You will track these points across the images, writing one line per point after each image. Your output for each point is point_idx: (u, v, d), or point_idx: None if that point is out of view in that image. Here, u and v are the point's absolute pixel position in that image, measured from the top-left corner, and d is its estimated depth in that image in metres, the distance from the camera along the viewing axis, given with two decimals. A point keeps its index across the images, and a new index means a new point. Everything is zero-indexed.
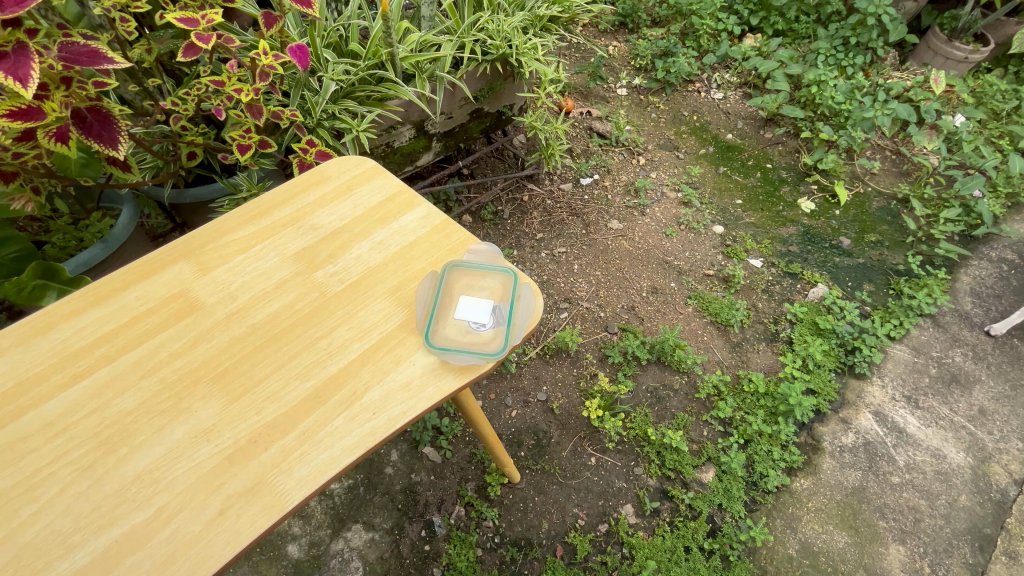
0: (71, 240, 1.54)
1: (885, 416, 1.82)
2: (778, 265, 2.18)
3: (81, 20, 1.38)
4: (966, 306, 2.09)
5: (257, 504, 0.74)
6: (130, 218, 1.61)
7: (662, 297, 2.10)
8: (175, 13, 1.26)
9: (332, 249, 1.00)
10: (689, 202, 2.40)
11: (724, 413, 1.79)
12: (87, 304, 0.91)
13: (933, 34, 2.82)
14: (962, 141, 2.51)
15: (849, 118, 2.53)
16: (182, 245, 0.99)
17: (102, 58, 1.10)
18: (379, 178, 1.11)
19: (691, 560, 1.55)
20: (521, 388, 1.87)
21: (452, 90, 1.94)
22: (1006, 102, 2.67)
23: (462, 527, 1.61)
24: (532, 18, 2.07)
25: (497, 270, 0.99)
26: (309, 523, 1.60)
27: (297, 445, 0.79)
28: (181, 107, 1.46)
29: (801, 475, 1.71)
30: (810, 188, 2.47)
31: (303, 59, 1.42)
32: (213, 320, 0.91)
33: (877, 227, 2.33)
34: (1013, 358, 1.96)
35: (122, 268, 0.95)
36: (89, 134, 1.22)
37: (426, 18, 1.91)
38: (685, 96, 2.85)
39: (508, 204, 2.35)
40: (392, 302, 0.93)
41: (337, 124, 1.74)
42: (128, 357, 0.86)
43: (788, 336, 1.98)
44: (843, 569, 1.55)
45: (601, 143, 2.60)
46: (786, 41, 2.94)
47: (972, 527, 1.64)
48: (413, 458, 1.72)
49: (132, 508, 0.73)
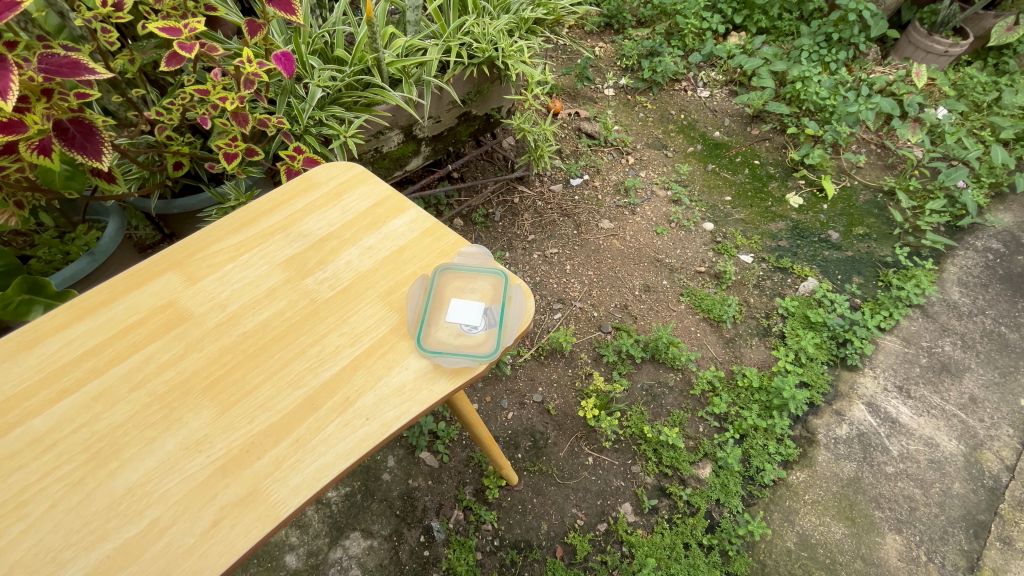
0: (57, 254, 1.53)
1: (878, 407, 1.84)
2: (769, 260, 2.19)
3: (62, 32, 1.36)
4: (953, 296, 2.12)
5: (251, 514, 0.73)
6: (116, 230, 1.58)
7: (654, 295, 2.11)
8: (157, 23, 1.25)
9: (321, 256, 1.00)
10: (679, 200, 2.41)
11: (719, 409, 1.80)
12: (74, 317, 0.90)
13: (913, 28, 2.85)
14: (945, 134, 2.55)
15: (834, 113, 2.57)
16: (170, 255, 0.98)
17: (83, 69, 1.09)
18: (367, 183, 1.11)
19: (691, 556, 1.55)
20: (517, 390, 1.87)
21: (440, 94, 1.94)
22: (986, 94, 2.72)
23: (462, 531, 1.60)
24: (518, 21, 2.08)
25: (487, 272, 0.99)
26: (306, 532, 1.59)
27: (290, 454, 0.78)
28: (166, 117, 1.45)
29: (797, 467, 1.72)
30: (797, 183, 2.50)
31: (288, 66, 1.42)
32: (203, 330, 0.90)
33: (865, 220, 2.35)
34: (1001, 346, 1.99)
35: (109, 280, 0.94)
36: (71, 146, 1.19)
37: (411, 24, 1.92)
38: (672, 95, 2.87)
39: (499, 206, 2.35)
40: (383, 307, 0.93)
41: (324, 130, 1.73)
42: (117, 370, 0.85)
43: (780, 330, 2.00)
44: (841, 560, 1.56)
45: (590, 143, 2.61)
46: (770, 39, 2.97)
47: (966, 514, 1.66)
48: (410, 463, 1.71)
49: (124, 522, 0.72)
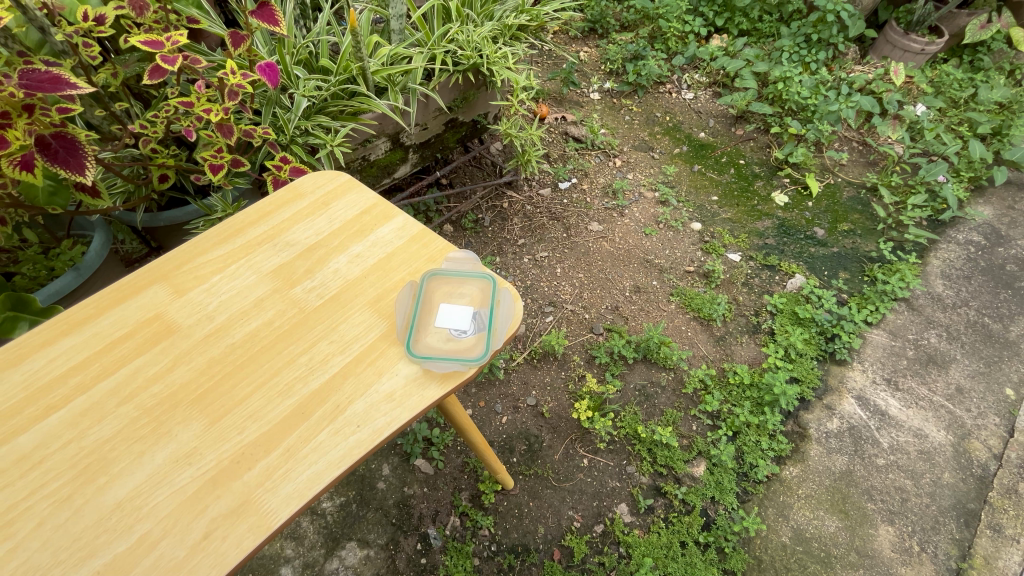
0: (42, 270, 1.51)
1: (867, 400, 1.87)
2: (756, 258, 2.22)
3: (43, 47, 1.35)
4: (937, 289, 2.15)
5: (242, 525, 0.73)
6: (102, 244, 1.56)
7: (645, 296, 2.12)
8: (138, 37, 1.25)
9: (309, 265, 1.00)
10: (666, 201, 2.44)
11: (712, 407, 1.81)
12: (59, 333, 0.89)
13: (890, 27, 2.91)
14: (924, 130, 2.59)
15: (816, 112, 2.60)
16: (156, 267, 0.98)
17: (64, 84, 1.09)
18: (354, 192, 1.11)
19: (689, 554, 1.56)
20: (510, 394, 1.87)
21: (426, 102, 1.96)
22: (963, 90, 2.77)
23: (459, 537, 1.60)
24: (502, 28, 2.09)
25: (476, 277, 1.00)
26: (302, 544, 1.58)
27: (280, 464, 0.78)
28: (150, 130, 1.44)
29: (790, 462, 1.74)
30: (782, 181, 2.53)
31: (272, 76, 1.42)
32: (191, 342, 0.90)
33: (849, 216, 2.39)
34: (985, 336, 2.03)
35: (94, 295, 0.94)
36: (54, 161, 1.19)
37: (396, 32, 1.90)
38: (657, 97, 2.91)
39: (488, 211, 2.36)
40: (372, 314, 0.93)
41: (311, 140, 1.74)
42: (104, 385, 0.85)
43: (769, 327, 2.02)
44: (836, 553, 1.57)
45: (577, 146, 2.63)
46: (751, 40, 3.02)
47: (956, 503, 1.68)
48: (405, 471, 1.71)
49: (112, 538, 0.72)
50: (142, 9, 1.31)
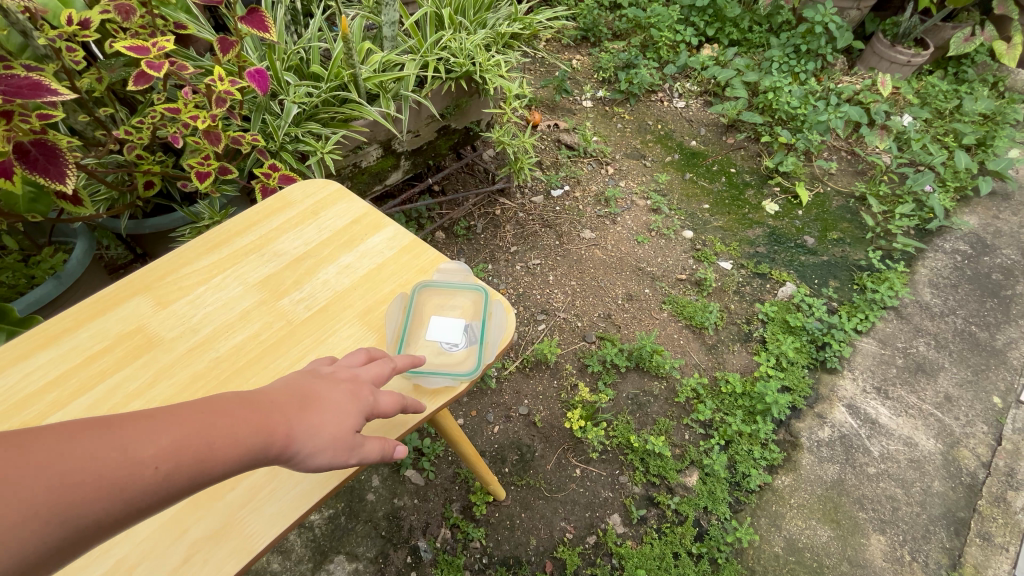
0: (21, 278, 1.48)
1: (858, 408, 1.87)
2: (747, 266, 2.23)
3: (25, 51, 1.33)
4: (925, 297, 2.18)
5: (223, 547, 0.70)
6: (85, 251, 1.53)
7: (637, 304, 2.12)
8: (123, 41, 1.22)
9: (297, 276, 0.98)
10: (658, 209, 2.44)
11: (704, 416, 1.81)
12: (35, 347, 0.86)
13: (876, 39, 2.95)
14: (911, 140, 2.63)
15: (805, 122, 2.65)
16: (138, 278, 0.95)
17: (44, 90, 1.06)
18: (344, 201, 1.10)
19: (681, 565, 1.54)
20: (502, 403, 1.86)
21: (418, 109, 1.94)
22: (948, 102, 2.82)
23: (449, 550, 1.57)
24: (494, 36, 2.09)
25: (468, 288, 0.99)
26: (288, 558, 1.54)
27: (265, 483, 0.76)
28: (136, 136, 1.42)
29: (782, 472, 1.73)
30: (773, 190, 2.55)
31: (262, 83, 1.40)
32: (174, 356, 0.87)
33: (838, 224, 2.41)
34: (972, 345, 2.05)
35: (73, 307, 0.91)
36: (33, 168, 1.16)
37: (388, 39, 1.89)
38: (649, 105, 2.92)
39: (481, 218, 2.35)
40: (361, 327, 0.91)
41: (300, 147, 1.72)
42: (83, 401, 0.82)
43: (761, 335, 2.03)
44: (828, 563, 1.57)
45: (570, 154, 2.63)
46: (741, 50, 3.06)
47: (946, 512, 1.69)
48: (395, 482, 1.68)
49: (89, 561, 0.69)
50: (127, 14, 1.28)
